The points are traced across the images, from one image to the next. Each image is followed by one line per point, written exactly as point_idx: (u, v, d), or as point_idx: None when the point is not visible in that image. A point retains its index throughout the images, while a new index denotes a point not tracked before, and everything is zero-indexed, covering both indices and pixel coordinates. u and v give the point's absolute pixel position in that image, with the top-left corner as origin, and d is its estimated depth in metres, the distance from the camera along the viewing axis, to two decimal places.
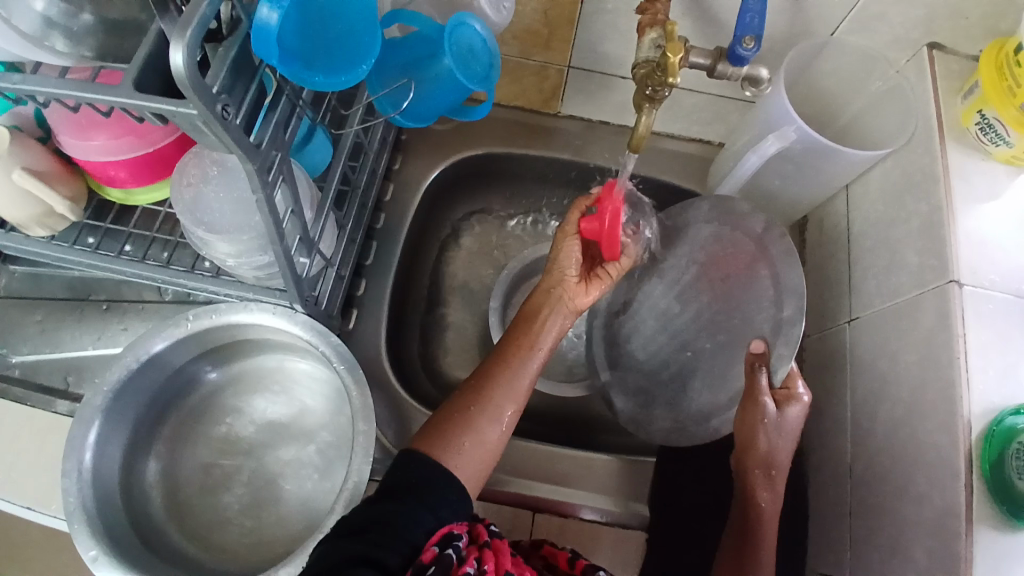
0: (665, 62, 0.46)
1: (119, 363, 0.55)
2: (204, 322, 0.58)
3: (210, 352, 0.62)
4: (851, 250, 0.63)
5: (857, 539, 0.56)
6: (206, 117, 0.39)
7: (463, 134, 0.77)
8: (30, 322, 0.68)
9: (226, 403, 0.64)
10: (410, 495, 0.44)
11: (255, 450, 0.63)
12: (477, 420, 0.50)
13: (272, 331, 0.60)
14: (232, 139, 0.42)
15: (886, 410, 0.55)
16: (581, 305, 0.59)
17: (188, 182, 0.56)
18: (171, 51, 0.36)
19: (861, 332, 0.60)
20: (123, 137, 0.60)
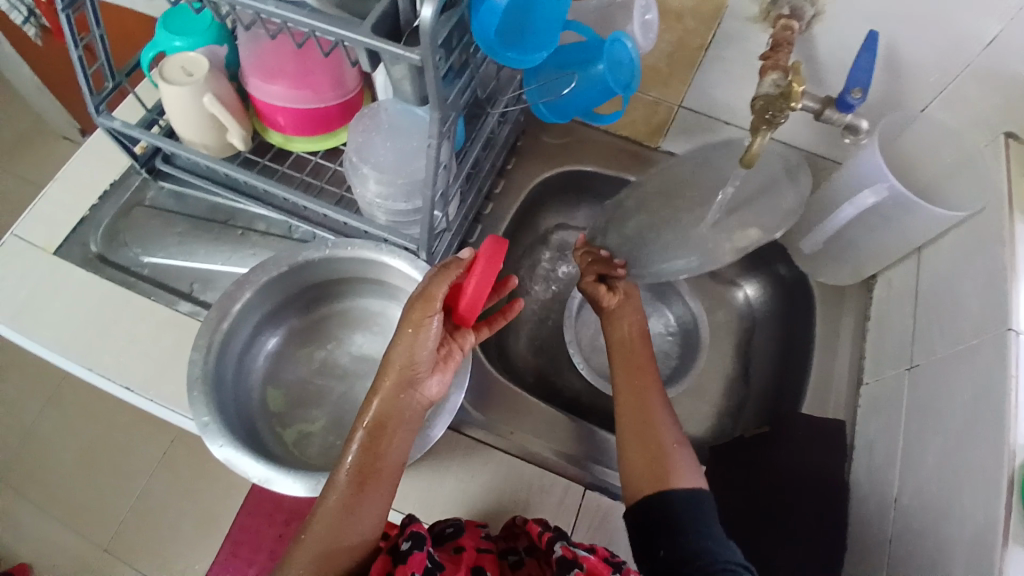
0: (790, 90, 0.54)
1: (264, 268, 0.63)
2: (340, 251, 0.66)
3: (332, 282, 0.69)
4: (916, 304, 0.69)
5: (896, 561, 0.59)
6: (426, 64, 0.48)
7: (571, 150, 0.86)
8: (171, 232, 0.76)
9: (331, 333, 0.71)
10: None
11: (347, 378, 0.69)
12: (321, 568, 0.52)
13: (393, 273, 0.67)
14: (434, 88, 0.50)
15: (938, 443, 0.59)
16: (432, 393, 0.58)
17: (362, 125, 0.65)
18: (422, 6, 0.44)
19: (920, 374, 0.65)
20: (302, 89, 0.70)
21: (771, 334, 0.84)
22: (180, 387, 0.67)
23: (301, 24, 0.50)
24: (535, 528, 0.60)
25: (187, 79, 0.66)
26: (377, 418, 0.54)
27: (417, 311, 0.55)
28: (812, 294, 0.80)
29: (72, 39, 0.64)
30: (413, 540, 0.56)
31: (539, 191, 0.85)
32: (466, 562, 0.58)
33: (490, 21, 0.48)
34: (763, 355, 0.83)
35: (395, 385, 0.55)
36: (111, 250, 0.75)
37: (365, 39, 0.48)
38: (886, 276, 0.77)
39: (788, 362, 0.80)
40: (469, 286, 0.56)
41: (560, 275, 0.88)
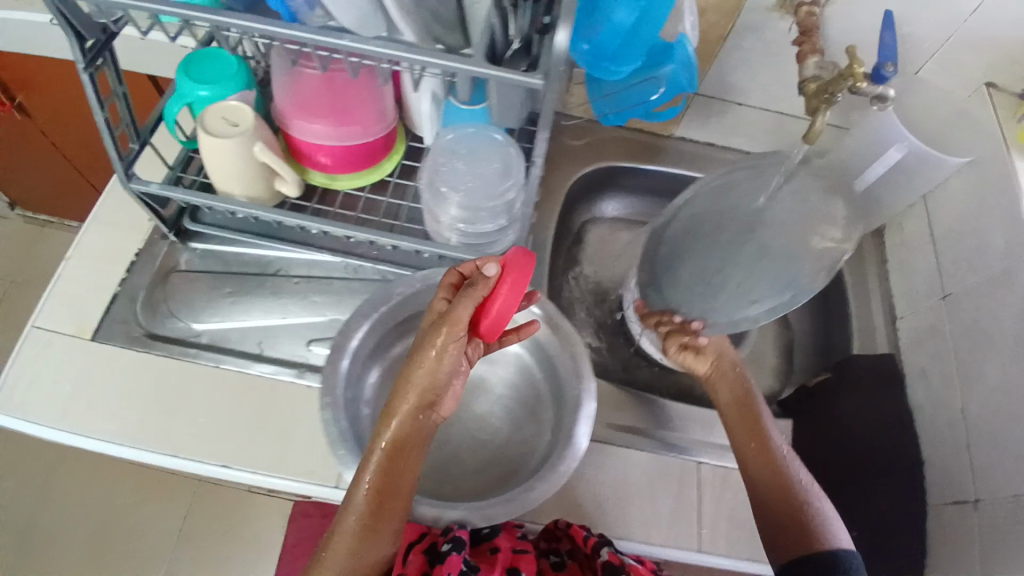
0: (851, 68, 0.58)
1: (369, 308, 0.63)
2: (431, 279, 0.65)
3: (417, 315, 0.68)
4: (937, 243, 0.78)
5: (981, 466, 0.66)
6: (549, 86, 0.48)
7: (595, 149, 0.88)
8: (221, 295, 0.71)
9: None
10: None
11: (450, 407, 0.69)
12: None
13: None
14: (552, 106, 0.50)
15: (993, 363, 0.67)
16: (444, 411, 0.59)
17: (439, 153, 0.64)
18: (558, 32, 0.44)
19: (958, 304, 0.73)
20: (351, 125, 0.68)
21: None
22: (280, 452, 0.64)
23: (407, 56, 0.49)
24: (579, 532, 0.61)
25: (234, 129, 0.63)
26: (393, 446, 0.54)
27: (441, 332, 0.54)
28: None
29: (105, 105, 0.59)
30: (453, 541, 0.54)
31: (572, 192, 0.88)
32: (501, 563, 0.58)
33: (609, 36, 0.53)
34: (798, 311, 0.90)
35: (412, 405, 0.55)
36: (158, 322, 0.70)
37: (485, 66, 0.48)
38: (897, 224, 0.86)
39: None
40: (496, 306, 0.54)
41: (600, 271, 0.91)
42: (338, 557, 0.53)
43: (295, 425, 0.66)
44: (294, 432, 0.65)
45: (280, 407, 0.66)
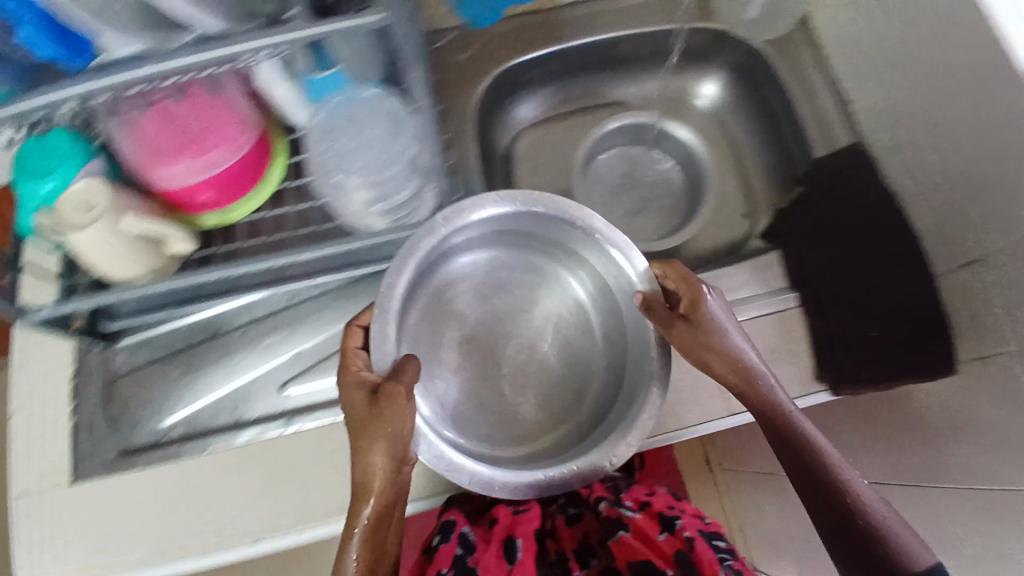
0: None
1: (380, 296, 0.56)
2: (485, 205, 0.61)
3: (438, 259, 0.65)
4: (865, 7, 0.71)
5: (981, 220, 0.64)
6: (392, 19, 0.42)
7: (487, 55, 0.77)
8: (172, 379, 0.67)
9: (439, 312, 0.68)
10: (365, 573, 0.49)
11: (489, 338, 0.70)
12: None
13: (488, 222, 0.64)
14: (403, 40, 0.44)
15: (975, 103, 0.62)
16: (400, 423, 0.51)
17: (319, 136, 0.61)
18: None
19: (910, 64, 0.67)
20: (218, 148, 0.59)
21: (745, 117, 0.87)
22: (306, 503, 0.62)
23: (226, 58, 0.41)
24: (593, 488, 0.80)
25: (92, 213, 0.55)
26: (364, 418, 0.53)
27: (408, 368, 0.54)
28: (765, 56, 0.80)
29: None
30: (440, 535, 0.68)
31: (483, 110, 0.79)
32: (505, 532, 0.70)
33: None
34: (748, 138, 0.87)
35: (390, 441, 0.51)
36: (126, 438, 0.65)
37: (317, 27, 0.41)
38: (819, 4, 0.77)
39: (779, 130, 0.83)
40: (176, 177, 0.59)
41: (542, 178, 0.85)
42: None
43: (307, 478, 0.63)
44: (309, 482, 0.63)
45: (284, 461, 0.63)
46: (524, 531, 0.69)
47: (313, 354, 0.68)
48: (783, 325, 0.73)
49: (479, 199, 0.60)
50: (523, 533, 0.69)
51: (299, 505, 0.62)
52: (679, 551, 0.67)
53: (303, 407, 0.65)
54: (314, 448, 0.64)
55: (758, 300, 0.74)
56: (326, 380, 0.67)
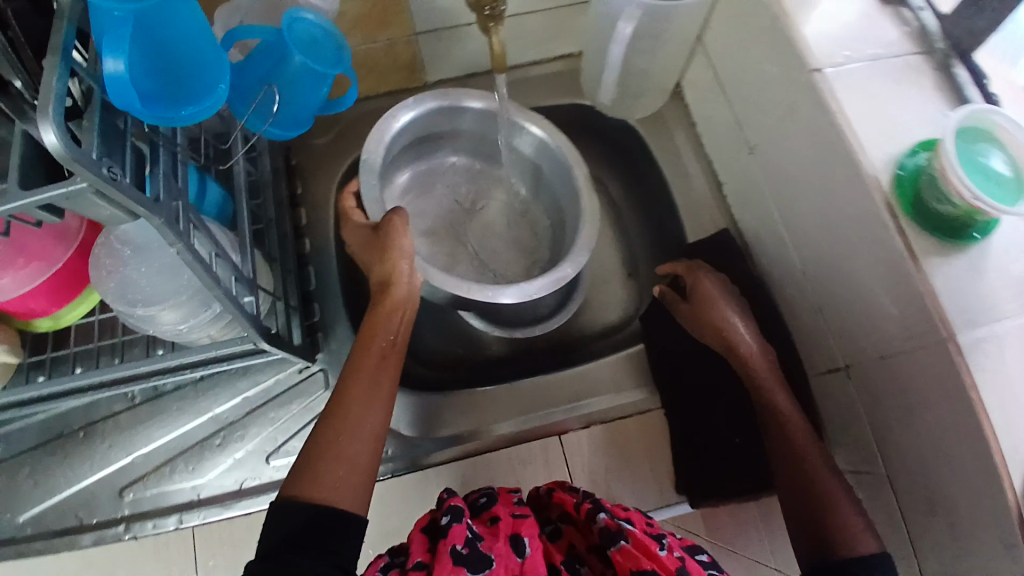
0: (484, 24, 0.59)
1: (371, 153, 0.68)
2: (391, 125, 0.69)
3: (426, 144, 0.78)
4: (724, 89, 0.69)
5: (836, 322, 0.61)
6: (99, 185, 0.41)
7: (347, 136, 0.78)
8: (21, 480, 0.65)
9: (417, 200, 0.80)
10: (341, 458, 0.51)
11: (479, 231, 0.81)
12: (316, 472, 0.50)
13: (417, 127, 0.73)
14: (130, 197, 0.44)
15: (810, 206, 0.60)
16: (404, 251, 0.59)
17: (106, 257, 0.55)
18: (42, 131, 0.38)
19: (766, 152, 0.65)
20: (30, 265, 0.59)
21: (626, 189, 0.84)
22: None
23: None
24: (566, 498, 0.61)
25: None
26: (365, 329, 0.58)
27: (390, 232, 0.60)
28: (638, 134, 0.79)
29: None
30: (451, 515, 0.57)
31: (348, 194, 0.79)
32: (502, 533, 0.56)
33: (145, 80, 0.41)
34: (627, 209, 0.84)
35: (399, 252, 0.59)
36: None
37: (18, 201, 0.41)
38: (687, 80, 0.76)
39: (655, 205, 0.80)
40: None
41: None
42: (334, 475, 0.50)
43: None
44: None
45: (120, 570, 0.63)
46: (531, 531, 0.57)
47: (157, 457, 0.67)
48: (642, 429, 0.69)
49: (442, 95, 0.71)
50: (530, 532, 0.57)
51: None
52: (681, 565, 0.51)
53: (143, 510, 0.65)
54: (153, 555, 0.64)
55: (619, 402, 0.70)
56: (170, 484, 0.66)
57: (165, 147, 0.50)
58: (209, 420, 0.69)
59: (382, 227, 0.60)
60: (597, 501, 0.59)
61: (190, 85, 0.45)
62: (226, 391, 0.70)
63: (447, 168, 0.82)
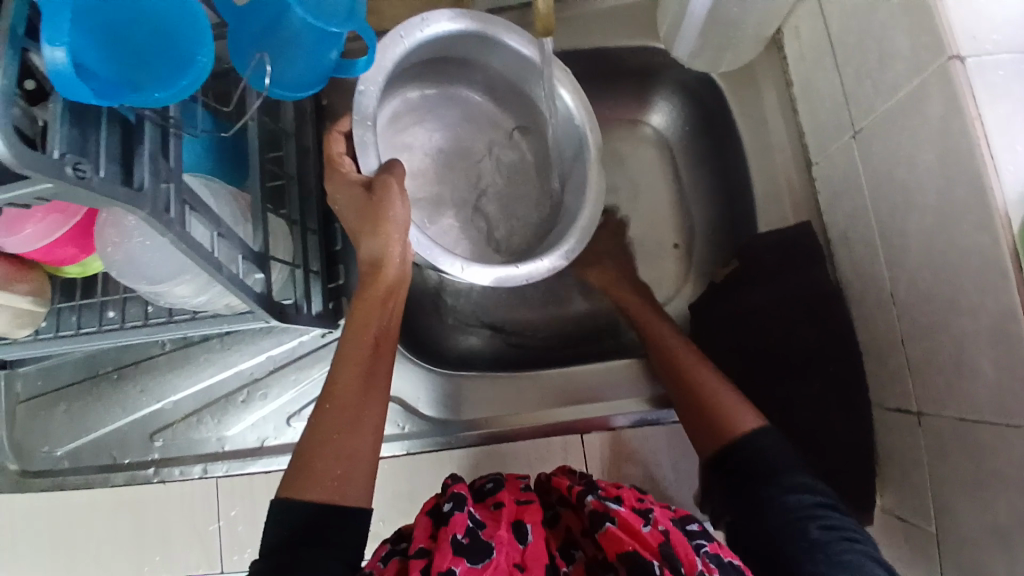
0: None
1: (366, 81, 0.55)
2: (393, 53, 0.57)
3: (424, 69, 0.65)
4: (834, 51, 0.56)
5: (916, 365, 0.51)
6: (66, 188, 0.37)
7: None
8: (57, 414, 0.70)
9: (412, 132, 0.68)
10: (342, 460, 0.46)
11: (473, 176, 0.71)
12: (319, 467, 0.45)
13: (416, 51, 0.60)
14: (106, 195, 0.39)
15: (916, 223, 0.49)
16: (401, 220, 0.52)
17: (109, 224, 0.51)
18: None
19: (870, 142, 0.53)
20: (49, 216, 0.57)
21: (697, 153, 0.72)
22: (162, 548, 0.66)
23: None
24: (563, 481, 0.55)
25: None
26: (355, 317, 0.51)
27: (380, 193, 0.52)
28: (719, 91, 0.67)
29: None
30: (453, 501, 0.51)
31: None
32: (508, 517, 0.52)
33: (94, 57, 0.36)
34: (695, 178, 0.73)
35: (395, 225, 0.52)
36: (26, 461, 0.71)
37: None
38: (789, 28, 0.62)
39: (726, 179, 0.69)
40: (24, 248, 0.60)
41: None
42: (334, 472, 0.45)
43: (169, 524, 0.67)
44: (170, 528, 0.67)
45: (149, 509, 0.67)
46: (535, 518, 0.52)
47: (185, 405, 0.69)
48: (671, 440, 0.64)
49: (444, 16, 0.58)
50: (535, 519, 0.52)
51: (157, 552, 0.66)
52: (664, 543, 0.45)
53: (171, 456, 0.68)
54: (178, 500, 0.67)
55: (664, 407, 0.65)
56: (196, 434, 0.68)
57: (158, 121, 0.45)
58: (234, 375, 0.69)
59: (375, 189, 0.52)
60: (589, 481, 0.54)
61: (165, 60, 0.38)
62: (250, 347, 0.69)
63: (449, 97, 0.70)
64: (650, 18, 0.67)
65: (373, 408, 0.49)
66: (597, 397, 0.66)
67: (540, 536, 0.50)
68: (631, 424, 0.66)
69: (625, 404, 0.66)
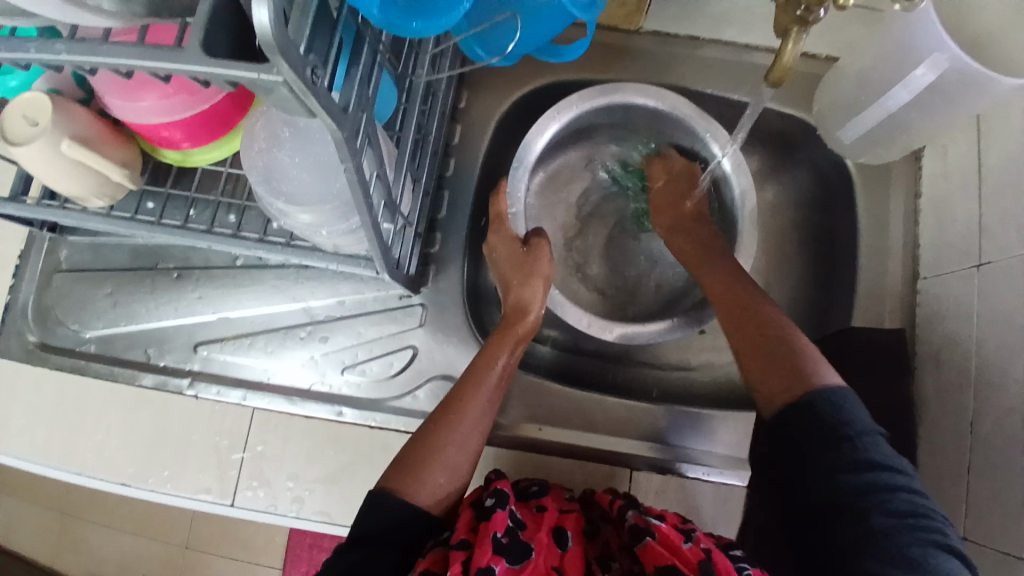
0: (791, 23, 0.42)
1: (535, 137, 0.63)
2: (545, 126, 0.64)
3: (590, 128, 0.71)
4: (981, 184, 0.58)
5: (980, 496, 0.54)
6: (296, 84, 0.35)
7: (534, 64, 0.71)
8: (100, 296, 0.67)
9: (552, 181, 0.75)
10: (443, 470, 0.50)
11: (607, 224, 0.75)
12: (428, 471, 0.50)
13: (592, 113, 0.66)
14: (322, 106, 0.37)
15: (1022, 365, 0.51)
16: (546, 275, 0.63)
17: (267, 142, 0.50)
18: (254, 8, 0.31)
19: (994, 278, 0.55)
20: (175, 96, 0.53)
21: (801, 232, 0.74)
22: (171, 464, 0.63)
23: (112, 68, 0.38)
24: (606, 498, 0.58)
25: (32, 130, 0.52)
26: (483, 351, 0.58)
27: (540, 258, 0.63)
28: (849, 182, 0.69)
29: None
30: (496, 497, 0.50)
31: (508, 121, 0.72)
32: (549, 521, 0.52)
33: None
34: (793, 253, 0.75)
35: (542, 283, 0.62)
36: (48, 332, 0.66)
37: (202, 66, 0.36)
38: (937, 146, 0.64)
39: (830, 265, 0.71)
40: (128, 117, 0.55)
41: (551, 212, 0.76)
42: (435, 480, 0.49)
43: (188, 441, 0.63)
44: (187, 445, 0.63)
45: (171, 420, 0.63)
46: (573, 527, 0.53)
47: (240, 324, 0.66)
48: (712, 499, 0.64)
49: (633, 89, 0.64)
50: (573, 528, 0.53)
51: (166, 466, 0.62)
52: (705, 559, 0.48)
53: (210, 371, 0.65)
54: (204, 419, 0.64)
55: (696, 460, 0.65)
56: (243, 357, 0.65)
57: (369, 45, 0.43)
58: (300, 310, 0.66)
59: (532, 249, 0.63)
60: (631, 500, 0.56)
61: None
62: (325, 287, 0.67)
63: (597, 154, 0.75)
64: (806, 93, 0.68)
65: (478, 438, 0.53)
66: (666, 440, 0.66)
67: (577, 545, 0.51)
68: (701, 478, 0.64)
69: (692, 455, 0.65)
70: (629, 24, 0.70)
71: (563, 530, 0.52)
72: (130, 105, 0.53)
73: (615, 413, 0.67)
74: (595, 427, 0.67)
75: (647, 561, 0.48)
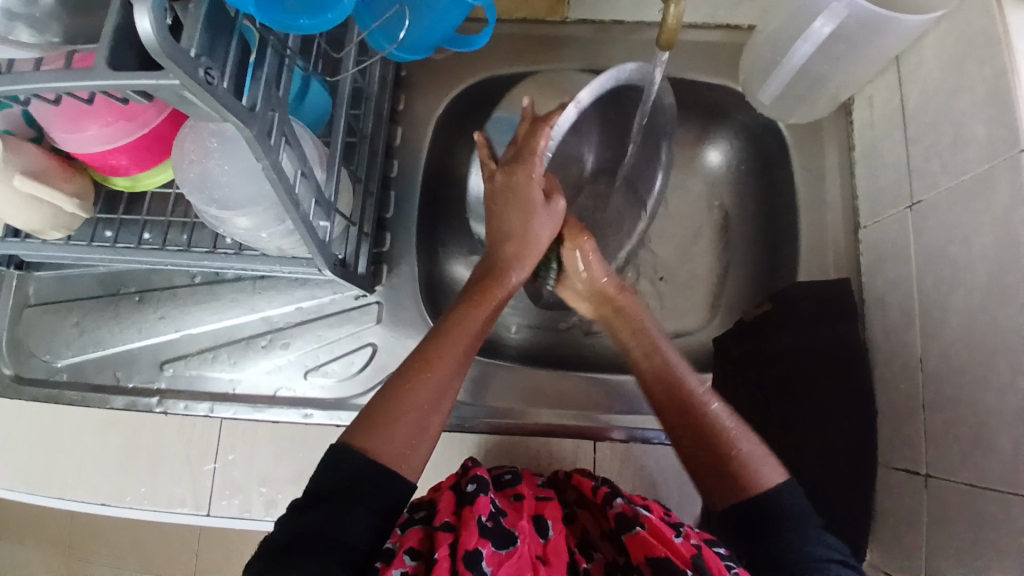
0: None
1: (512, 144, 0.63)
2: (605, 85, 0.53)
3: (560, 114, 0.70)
4: (905, 127, 0.59)
5: (936, 431, 0.54)
6: (192, 87, 0.36)
7: (468, 62, 0.73)
8: (68, 325, 0.69)
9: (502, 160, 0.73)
10: (415, 427, 0.48)
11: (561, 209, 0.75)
12: (398, 425, 0.47)
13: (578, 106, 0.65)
14: (224, 106, 0.39)
15: (960, 296, 0.52)
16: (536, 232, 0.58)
17: (195, 154, 0.53)
18: (136, 17, 0.33)
19: (925, 217, 0.56)
20: (116, 122, 0.55)
21: (747, 198, 0.75)
22: (146, 480, 0.64)
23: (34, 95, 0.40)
24: (587, 482, 0.55)
25: None
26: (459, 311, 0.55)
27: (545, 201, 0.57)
28: (784, 143, 0.70)
29: None
30: (478, 484, 0.48)
31: (448, 119, 0.74)
32: (528, 509, 0.50)
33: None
34: (742, 219, 0.76)
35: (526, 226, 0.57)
36: (21, 364, 0.69)
37: (105, 81, 0.37)
38: (863, 97, 0.65)
39: (776, 226, 0.72)
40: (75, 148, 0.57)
41: None
42: (406, 435, 0.47)
43: (160, 455, 0.65)
44: (160, 460, 0.65)
45: (143, 438, 0.65)
46: (555, 514, 0.50)
47: (203, 340, 0.68)
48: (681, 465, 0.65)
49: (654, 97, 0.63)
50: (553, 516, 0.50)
51: (141, 482, 0.64)
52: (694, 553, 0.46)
53: (178, 387, 0.67)
54: (175, 434, 0.65)
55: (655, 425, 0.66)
56: (208, 370, 0.67)
57: (273, 48, 0.45)
58: (260, 319, 0.68)
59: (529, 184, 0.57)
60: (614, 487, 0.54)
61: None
62: (282, 295, 0.69)
63: None
64: (732, 61, 0.70)
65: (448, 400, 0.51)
66: (625, 408, 0.67)
67: (560, 533, 0.48)
68: (663, 441, 0.65)
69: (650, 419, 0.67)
70: (554, 14, 0.72)
71: (542, 517, 0.50)
72: (75, 135, 0.56)
73: (574, 388, 0.68)
74: (555, 404, 0.68)
75: (633, 547, 0.46)
